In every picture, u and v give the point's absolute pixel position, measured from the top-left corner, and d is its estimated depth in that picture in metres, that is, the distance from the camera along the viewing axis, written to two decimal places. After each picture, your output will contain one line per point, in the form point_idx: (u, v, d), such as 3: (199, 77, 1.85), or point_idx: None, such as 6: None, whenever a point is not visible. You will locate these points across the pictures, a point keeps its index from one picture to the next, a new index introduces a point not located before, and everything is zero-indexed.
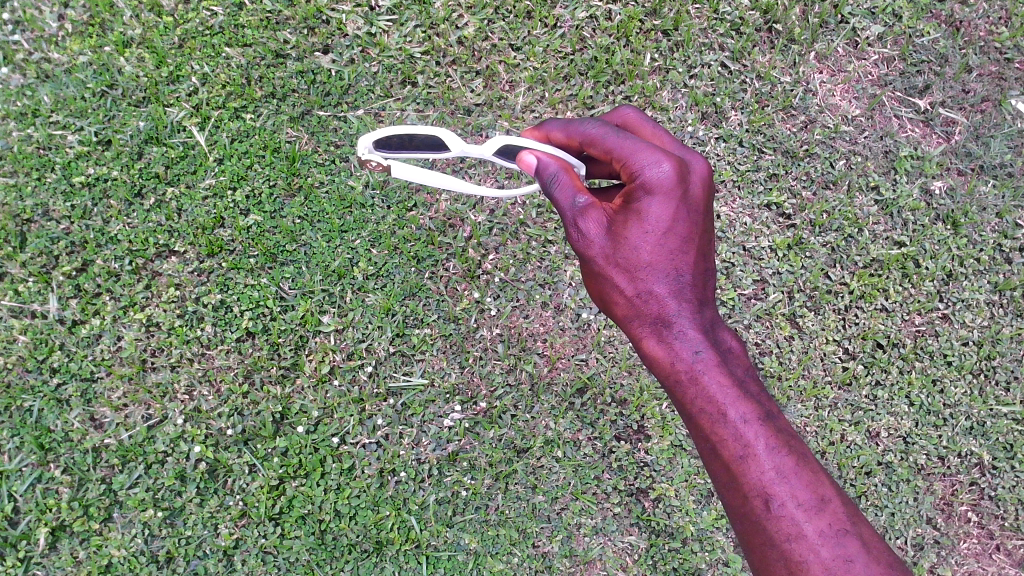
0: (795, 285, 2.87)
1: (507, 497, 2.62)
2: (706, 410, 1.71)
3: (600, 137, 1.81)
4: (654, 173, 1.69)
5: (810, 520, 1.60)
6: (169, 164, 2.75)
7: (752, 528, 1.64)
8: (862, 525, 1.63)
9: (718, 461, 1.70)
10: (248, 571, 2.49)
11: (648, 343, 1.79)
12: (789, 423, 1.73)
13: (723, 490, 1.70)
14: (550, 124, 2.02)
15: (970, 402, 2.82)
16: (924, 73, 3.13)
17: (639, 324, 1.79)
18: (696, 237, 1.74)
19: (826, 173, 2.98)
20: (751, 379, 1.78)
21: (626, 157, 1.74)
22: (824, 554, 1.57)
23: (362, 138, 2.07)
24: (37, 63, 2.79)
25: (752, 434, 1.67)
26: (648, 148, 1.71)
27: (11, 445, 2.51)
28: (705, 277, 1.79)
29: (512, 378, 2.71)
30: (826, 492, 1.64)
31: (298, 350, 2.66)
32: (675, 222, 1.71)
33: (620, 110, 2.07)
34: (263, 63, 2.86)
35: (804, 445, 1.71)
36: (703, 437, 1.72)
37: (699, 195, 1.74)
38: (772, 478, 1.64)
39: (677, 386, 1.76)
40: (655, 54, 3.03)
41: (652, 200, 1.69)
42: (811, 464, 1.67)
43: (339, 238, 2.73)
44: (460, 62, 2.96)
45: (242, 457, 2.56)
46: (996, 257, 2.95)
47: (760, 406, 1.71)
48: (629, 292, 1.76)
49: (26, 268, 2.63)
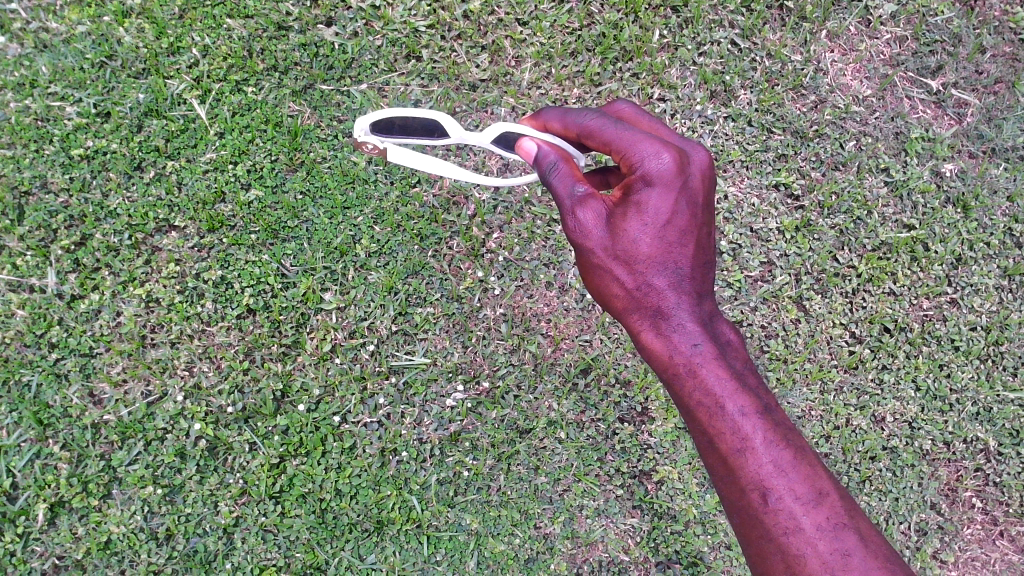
0: (802, 268, 2.83)
1: (508, 478, 2.60)
2: (703, 403, 1.68)
3: (599, 129, 1.77)
4: (654, 164, 1.65)
5: (808, 513, 1.58)
6: (169, 137, 2.71)
7: (749, 521, 1.61)
8: (860, 517, 1.61)
9: (715, 454, 1.66)
10: (249, 549, 2.48)
11: (646, 336, 1.74)
12: (788, 416, 1.69)
13: (721, 483, 1.67)
14: (547, 113, 1.97)
15: (977, 387, 2.80)
16: (937, 53, 3.08)
17: (637, 317, 1.74)
18: (696, 230, 1.70)
19: (836, 154, 2.94)
20: (749, 370, 1.73)
21: (624, 147, 1.70)
22: (822, 547, 1.55)
23: (359, 119, 2.05)
24: (35, 33, 2.74)
25: (750, 427, 1.63)
26: (648, 139, 1.67)
27: (10, 419, 2.49)
28: (705, 269, 1.74)
29: (517, 357, 2.68)
30: (823, 485, 1.61)
31: (300, 327, 2.64)
32: (675, 214, 1.67)
33: (616, 103, 2.01)
34: (265, 36, 2.81)
35: (803, 438, 1.68)
36: (700, 429, 1.69)
37: (699, 187, 1.70)
38: (769, 472, 1.60)
39: (675, 379, 1.72)
40: (664, 30, 2.97)
41: (652, 191, 1.66)
42: (809, 458, 1.64)
43: (342, 214, 2.70)
44: (466, 37, 2.91)
45: (242, 434, 2.54)
46: (1006, 242, 2.92)
47: (759, 399, 1.68)
48: (628, 285, 1.72)
49: (24, 241, 2.59)
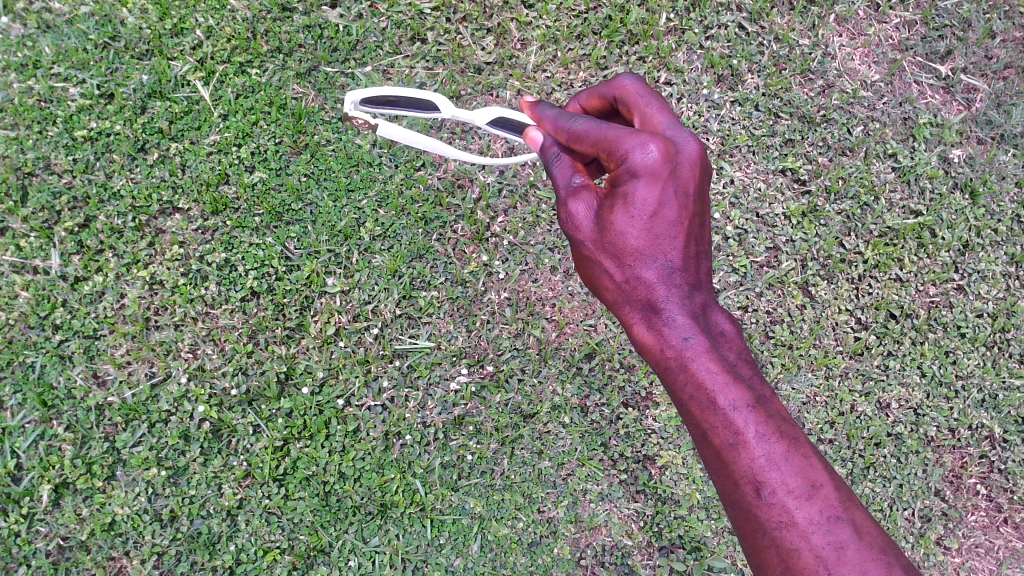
0: (808, 253, 2.82)
1: (512, 462, 2.59)
2: (695, 397, 1.57)
3: (586, 133, 1.65)
4: (639, 157, 1.53)
5: (802, 506, 1.47)
6: (173, 119, 2.70)
7: (743, 515, 1.51)
8: (856, 508, 1.49)
9: (708, 448, 1.56)
10: (253, 531, 2.47)
11: (638, 329, 1.65)
12: (784, 407, 1.58)
13: (715, 478, 1.57)
14: (542, 109, 1.82)
15: (983, 373, 2.79)
16: (946, 38, 3.06)
17: (629, 310, 1.65)
18: (687, 221, 1.59)
19: (843, 139, 2.92)
20: (744, 361, 1.61)
21: (611, 141, 1.58)
22: (816, 541, 1.44)
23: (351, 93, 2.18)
24: (38, 13, 2.72)
25: (741, 420, 1.53)
26: (634, 131, 1.55)
27: (13, 400, 2.48)
28: (697, 260, 1.63)
29: (521, 342, 2.68)
30: (817, 476, 1.50)
31: (304, 311, 2.63)
32: (663, 205, 1.56)
33: (619, 79, 1.83)
34: (269, 17, 2.80)
35: (799, 429, 1.56)
36: (694, 423, 1.59)
37: (690, 176, 1.59)
38: (763, 465, 1.49)
39: (666, 373, 1.62)
40: (671, 13, 2.95)
41: (638, 182, 1.54)
42: (803, 448, 1.53)
43: (347, 197, 2.69)
44: (471, 19, 2.89)
45: (246, 417, 2.53)
46: (1014, 228, 2.90)
47: (753, 391, 1.57)
48: (617, 277, 1.64)
49: (28, 222, 2.59)
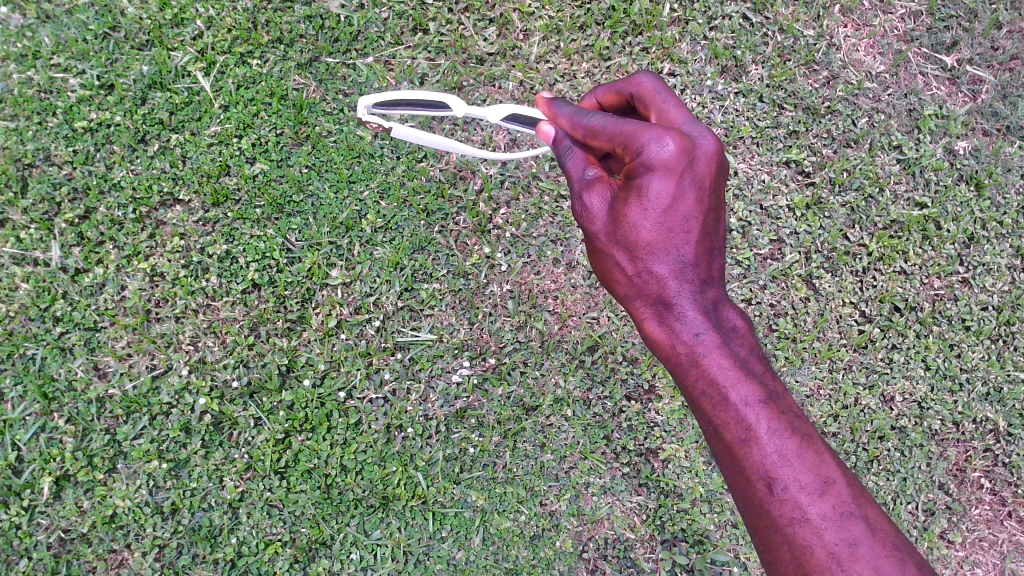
0: (812, 246, 2.81)
1: (514, 455, 2.59)
2: (707, 392, 1.55)
3: (603, 127, 1.64)
4: (655, 150, 1.52)
5: (814, 503, 1.45)
6: (174, 110, 2.68)
7: (754, 511, 1.50)
8: (869, 505, 1.48)
9: (720, 444, 1.55)
10: (254, 524, 2.46)
11: (649, 324, 1.62)
12: (796, 403, 1.56)
13: (726, 473, 1.55)
14: (557, 106, 1.82)
15: (987, 367, 2.77)
16: (952, 29, 3.04)
17: (641, 304, 1.63)
18: (701, 216, 1.57)
19: (848, 131, 2.90)
20: (757, 357, 1.59)
21: (626, 134, 1.57)
22: (829, 537, 1.43)
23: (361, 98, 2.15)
24: (38, 3, 2.70)
25: (754, 417, 1.51)
26: (650, 125, 1.54)
27: (14, 393, 2.47)
28: (711, 255, 1.60)
29: (523, 334, 2.67)
30: (830, 472, 1.49)
31: (304, 303, 2.62)
32: (677, 200, 1.54)
33: (637, 76, 1.81)
34: (270, 7, 2.78)
35: (811, 425, 1.55)
36: (705, 419, 1.57)
37: (706, 172, 1.57)
38: (775, 461, 1.48)
39: (678, 368, 1.60)
40: (675, 4, 2.93)
41: (653, 176, 1.53)
42: (815, 444, 1.51)
43: (348, 188, 2.68)
44: (473, 9, 2.87)
45: (247, 409, 2.52)
46: (1019, 221, 2.89)
47: (766, 387, 1.55)
48: (629, 271, 1.62)
49: (28, 214, 2.57)
